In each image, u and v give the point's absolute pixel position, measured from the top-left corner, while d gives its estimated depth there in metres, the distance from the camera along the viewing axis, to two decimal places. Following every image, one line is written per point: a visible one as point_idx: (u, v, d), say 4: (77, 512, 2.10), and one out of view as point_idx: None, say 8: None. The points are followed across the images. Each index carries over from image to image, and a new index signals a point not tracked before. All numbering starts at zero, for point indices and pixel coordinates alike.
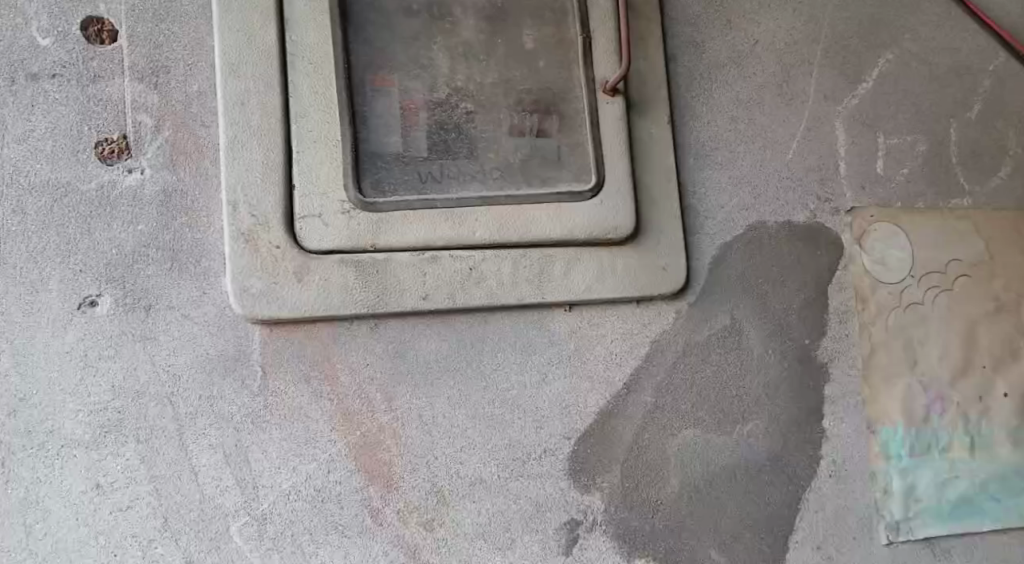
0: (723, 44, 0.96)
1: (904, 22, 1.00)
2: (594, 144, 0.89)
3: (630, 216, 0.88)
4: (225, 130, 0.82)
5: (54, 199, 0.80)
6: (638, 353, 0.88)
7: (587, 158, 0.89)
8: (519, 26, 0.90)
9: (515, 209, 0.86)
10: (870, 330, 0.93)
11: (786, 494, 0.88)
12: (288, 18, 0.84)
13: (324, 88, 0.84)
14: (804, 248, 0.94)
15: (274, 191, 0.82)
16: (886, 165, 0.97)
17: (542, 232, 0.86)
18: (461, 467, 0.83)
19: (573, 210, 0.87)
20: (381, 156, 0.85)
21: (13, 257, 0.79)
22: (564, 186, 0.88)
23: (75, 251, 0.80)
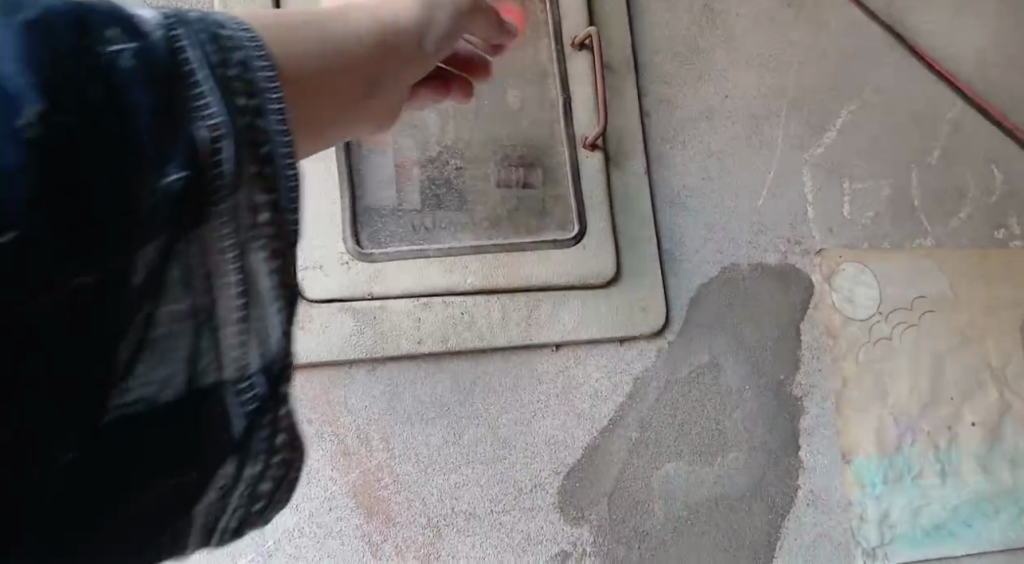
0: (695, 100, 1.03)
1: (865, 75, 1.06)
2: (576, 195, 0.96)
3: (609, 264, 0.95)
4: None
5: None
6: (622, 390, 0.93)
7: (570, 209, 0.96)
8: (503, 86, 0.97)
9: (503, 256, 0.93)
10: (842, 363, 0.97)
11: (767, 522, 0.92)
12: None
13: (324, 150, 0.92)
14: (776, 288, 0.99)
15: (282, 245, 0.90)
16: (853, 208, 1.02)
17: (528, 277, 0.93)
18: (456, 502, 0.88)
19: (556, 257, 0.94)
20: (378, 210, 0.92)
21: None
22: (548, 234, 0.95)
23: None
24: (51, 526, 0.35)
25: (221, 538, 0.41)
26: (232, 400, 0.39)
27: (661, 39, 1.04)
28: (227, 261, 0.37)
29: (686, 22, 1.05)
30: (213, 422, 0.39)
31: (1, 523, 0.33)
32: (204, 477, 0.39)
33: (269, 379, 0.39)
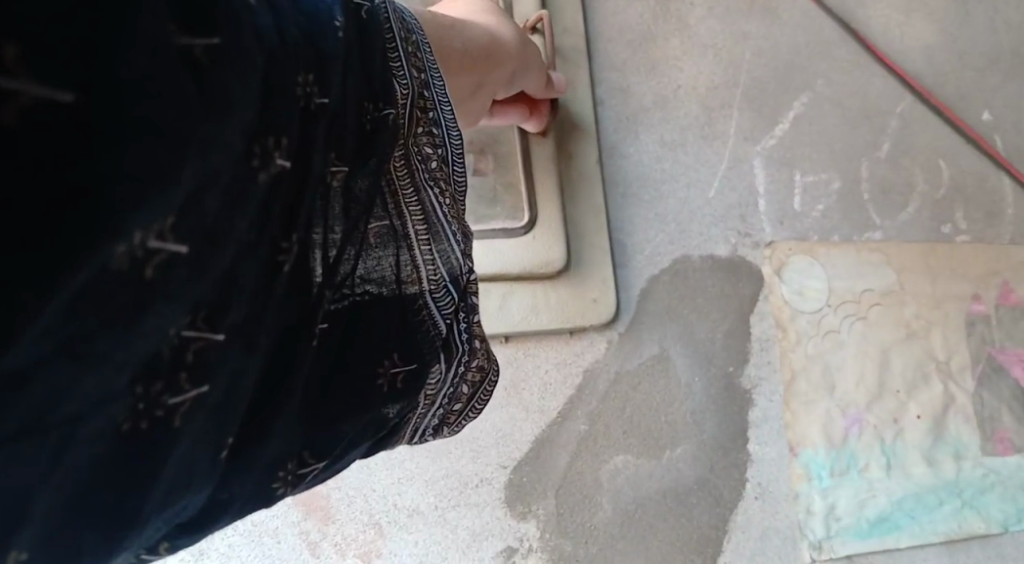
0: (648, 89, 1.02)
1: (817, 67, 1.05)
2: (526, 184, 0.95)
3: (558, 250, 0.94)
4: None
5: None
6: (571, 383, 0.92)
7: (521, 197, 0.96)
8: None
9: None
10: (790, 356, 0.97)
11: (713, 516, 0.91)
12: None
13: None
14: (726, 280, 0.98)
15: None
16: (803, 201, 1.02)
17: (477, 267, 0.93)
18: (399, 498, 0.87)
19: (505, 245, 0.94)
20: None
21: None
22: (498, 222, 0.95)
23: None
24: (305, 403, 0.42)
25: (414, 439, 0.54)
26: (435, 306, 0.49)
27: (614, 27, 1.04)
28: (447, 209, 0.51)
29: (640, 11, 1.05)
30: (424, 323, 0.48)
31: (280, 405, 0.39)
32: (419, 371, 0.48)
33: (460, 292, 0.51)
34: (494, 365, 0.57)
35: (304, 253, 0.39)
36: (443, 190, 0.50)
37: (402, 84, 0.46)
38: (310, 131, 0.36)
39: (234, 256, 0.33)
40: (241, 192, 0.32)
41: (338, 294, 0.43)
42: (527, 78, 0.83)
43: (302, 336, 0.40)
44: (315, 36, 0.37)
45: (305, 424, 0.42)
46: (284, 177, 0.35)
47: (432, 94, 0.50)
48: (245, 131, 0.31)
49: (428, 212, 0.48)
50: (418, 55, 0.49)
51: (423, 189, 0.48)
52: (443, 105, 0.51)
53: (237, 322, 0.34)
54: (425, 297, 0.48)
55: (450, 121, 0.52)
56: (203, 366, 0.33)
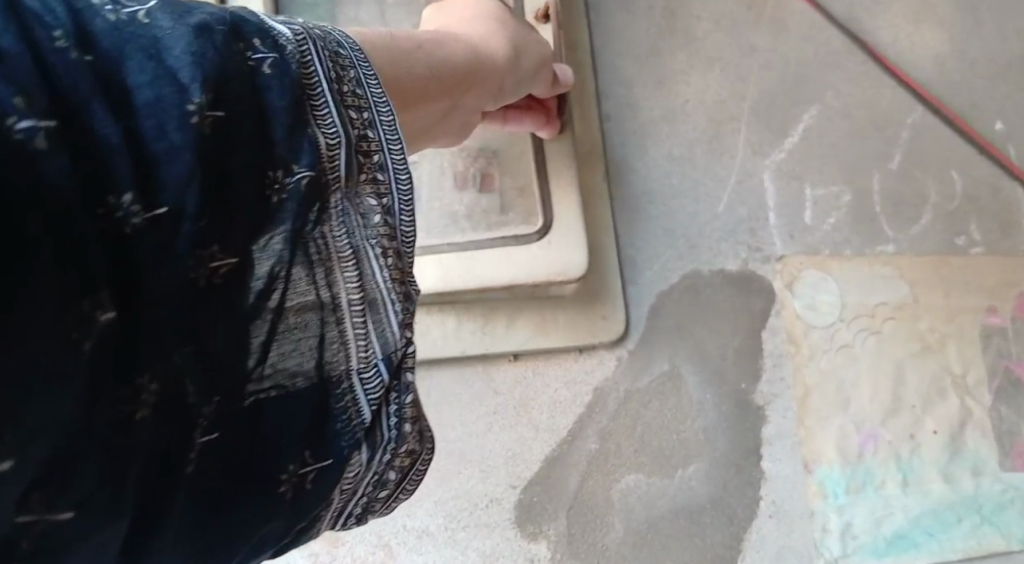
0: (656, 103, 1.02)
1: (826, 78, 1.05)
2: (540, 185, 0.94)
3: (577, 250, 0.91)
4: None
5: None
6: (581, 401, 0.91)
7: (534, 202, 0.94)
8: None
9: (468, 251, 0.90)
10: (804, 371, 0.96)
11: (727, 535, 0.90)
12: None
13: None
14: (737, 295, 0.97)
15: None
16: (814, 214, 1.01)
17: (495, 273, 0.89)
18: (409, 519, 0.86)
19: (524, 251, 0.90)
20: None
21: None
22: (516, 229, 0.92)
23: None
24: (190, 519, 0.40)
25: (342, 524, 0.52)
26: (360, 388, 0.46)
27: (621, 42, 1.03)
28: (384, 275, 0.47)
29: (647, 25, 1.04)
30: (345, 410, 0.46)
31: (152, 534, 0.39)
32: (331, 468, 0.46)
33: (392, 370, 0.48)
34: (429, 440, 0.53)
35: (178, 373, 0.37)
36: (387, 248, 0.47)
37: (326, 134, 0.43)
38: (163, 250, 0.35)
39: (60, 429, 0.33)
40: (61, 363, 0.32)
41: (243, 391, 0.41)
42: (525, 87, 0.83)
43: (176, 462, 0.38)
44: (165, 129, 0.36)
45: (193, 539, 0.41)
46: (123, 323, 0.34)
47: (372, 138, 0.47)
48: (50, 310, 0.31)
49: (361, 282, 0.45)
50: (352, 96, 0.47)
51: (357, 250, 0.45)
52: (388, 144, 0.49)
53: (88, 484, 0.34)
54: (349, 379, 0.46)
55: (394, 164, 0.49)
56: (52, 545, 0.34)
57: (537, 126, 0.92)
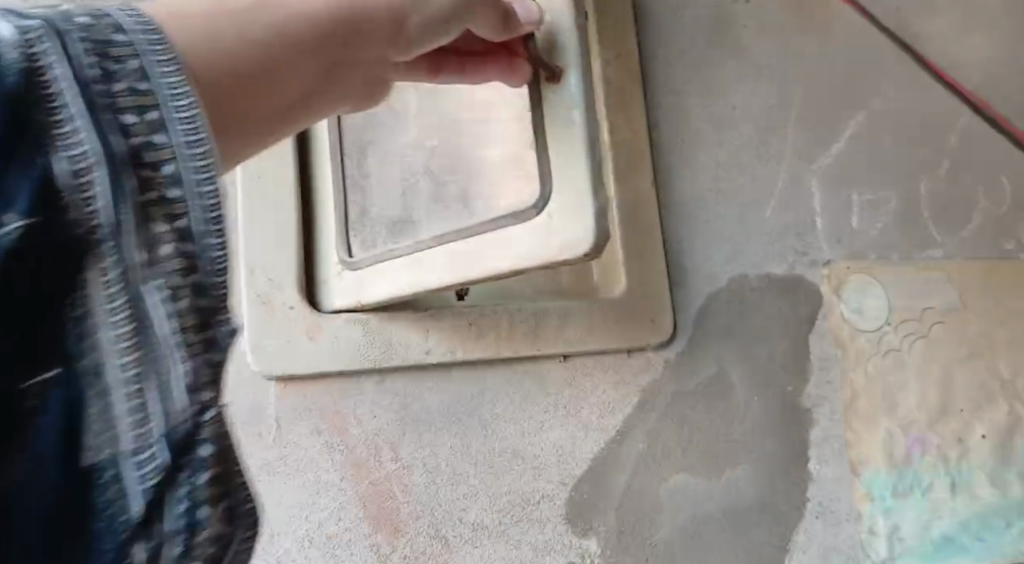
0: (703, 111, 1.04)
1: (873, 84, 1.06)
2: (539, 154, 0.69)
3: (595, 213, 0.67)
4: (248, 190, 0.89)
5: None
6: (630, 402, 0.92)
7: (530, 172, 0.71)
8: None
9: (469, 235, 0.73)
10: (851, 376, 0.97)
11: (774, 536, 0.91)
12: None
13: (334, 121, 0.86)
14: (784, 299, 0.99)
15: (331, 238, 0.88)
16: (861, 219, 1.02)
17: (496, 261, 0.71)
18: (463, 514, 0.86)
19: (519, 234, 0.70)
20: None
21: None
22: (513, 203, 0.72)
23: None
24: None
25: None
26: (124, 481, 0.34)
27: (668, 53, 1.05)
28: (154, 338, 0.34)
29: (693, 35, 1.06)
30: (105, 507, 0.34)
31: None
32: None
33: (173, 458, 0.35)
34: (257, 525, 0.38)
35: None
36: (181, 288, 0.35)
37: (68, 160, 0.32)
38: None
39: None
40: None
41: None
42: (452, 22, 0.61)
43: None
44: None
45: None
46: None
47: (164, 139, 0.34)
48: None
49: (130, 342, 0.34)
50: (113, 83, 0.33)
51: (119, 310, 0.34)
52: (184, 145, 0.35)
53: None
54: (114, 469, 0.34)
55: (199, 168, 0.35)
56: None
57: (499, 76, 0.70)
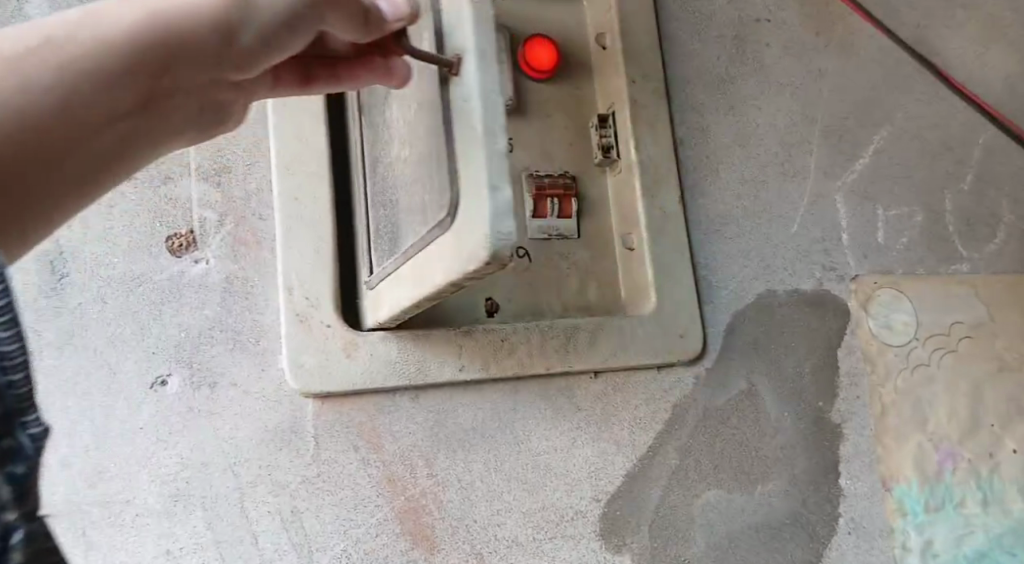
0: (727, 128, 1.02)
1: (896, 101, 1.08)
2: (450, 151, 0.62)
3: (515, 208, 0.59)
4: (282, 198, 0.82)
5: (53, 271, 0.76)
6: (660, 418, 0.91)
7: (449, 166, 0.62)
8: (544, 103, 0.99)
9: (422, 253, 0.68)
10: (881, 391, 0.98)
11: (807, 551, 0.92)
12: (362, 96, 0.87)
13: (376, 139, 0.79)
14: (813, 314, 0.99)
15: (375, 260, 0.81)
16: (887, 234, 1.04)
17: (434, 275, 0.65)
18: (499, 528, 0.83)
19: (445, 242, 0.63)
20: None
21: (47, 335, 0.74)
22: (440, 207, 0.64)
23: (133, 325, 0.76)
24: None
25: None
26: None
27: (693, 69, 1.03)
28: None
29: (717, 52, 1.04)
30: None
31: None
32: None
33: None
34: None
35: None
36: None
37: None
38: None
39: None
40: None
41: None
42: (287, 40, 0.56)
43: None
44: None
45: None
46: None
47: None
48: None
49: None
50: None
51: None
52: None
53: None
54: None
55: None
56: None
57: (379, 82, 0.68)
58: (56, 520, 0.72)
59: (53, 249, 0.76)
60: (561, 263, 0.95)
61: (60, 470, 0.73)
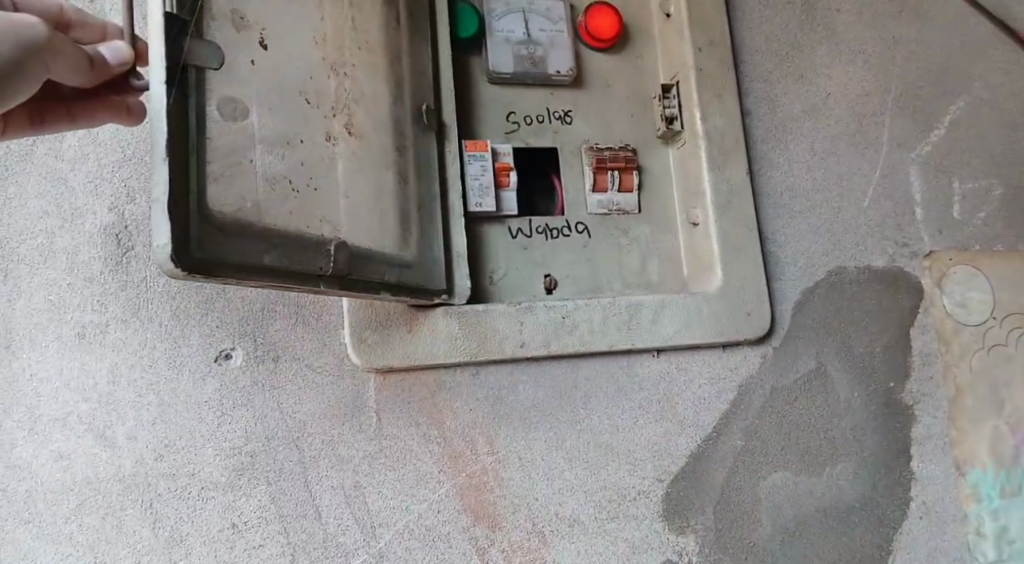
0: (796, 98, 0.98)
1: (974, 69, 1.03)
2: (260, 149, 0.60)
3: (183, 220, 0.54)
4: None
5: (118, 244, 0.76)
6: (726, 398, 0.89)
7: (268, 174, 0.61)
8: (603, 73, 0.96)
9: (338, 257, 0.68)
10: (955, 371, 0.95)
11: (876, 536, 0.89)
12: (427, 70, 0.85)
13: (384, 116, 0.75)
14: (885, 292, 0.96)
15: (410, 240, 0.77)
16: (963, 208, 1.00)
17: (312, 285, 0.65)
18: (562, 507, 0.82)
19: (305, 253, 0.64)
20: (471, 184, 0.88)
21: (115, 307, 0.75)
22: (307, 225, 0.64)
23: (198, 298, 0.76)
24: None
25: None
26: None
27: (760, 36, 0.99)
28: None
29: (786, 19, 1.00)
30: None
31: None
32: None
33: None
34: None
35: None
36: None
37: None
38: None
39: None
40: None
41: None
42: (25, 79, 0.55)
43: None
44: None
45: None
46: None
47: None
48: None
49: None
50: None
51: None
52: None
53: None
54: None
55: None
56: None
57: (115, 118, 0.68)
58: (126, 491, 0.72)
59: (118, 222, 0.76)
60: (621, 241, 0.93)
61: (128, 442, 0.73)
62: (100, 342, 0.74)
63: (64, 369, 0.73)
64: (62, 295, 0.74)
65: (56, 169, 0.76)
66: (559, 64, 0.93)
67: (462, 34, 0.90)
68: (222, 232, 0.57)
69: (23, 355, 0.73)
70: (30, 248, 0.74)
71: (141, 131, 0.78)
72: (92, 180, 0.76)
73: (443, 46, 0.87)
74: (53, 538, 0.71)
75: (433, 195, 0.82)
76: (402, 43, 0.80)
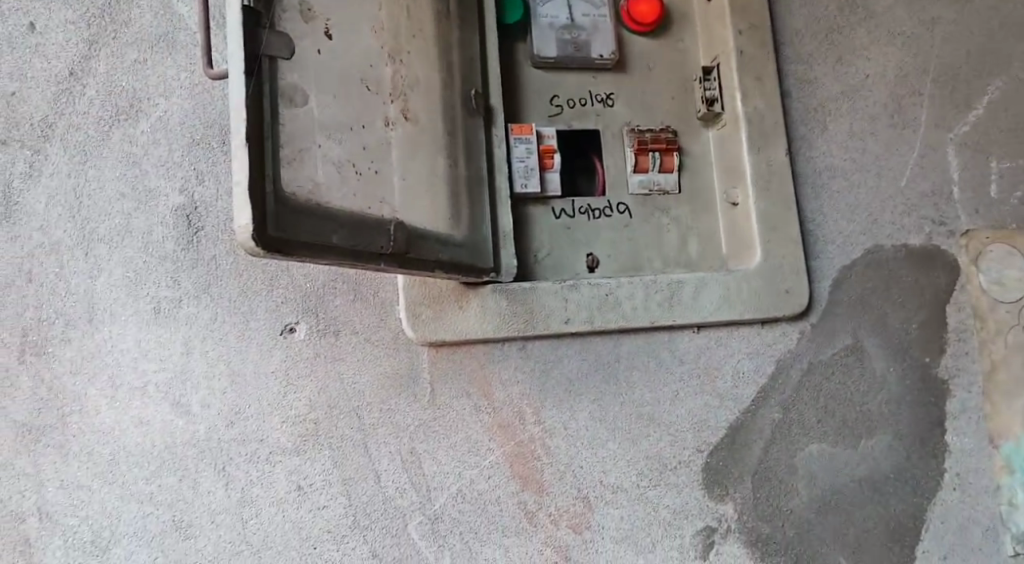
0: (835, 79, 1.00)
1: (1013, 50, 1.04)
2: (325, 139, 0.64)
3: (260, 201, 0.58)
4: None
5: (189, 224, 0.80)
6: (764, 372, 0.92)
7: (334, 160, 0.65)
8: (646, 56, 0.99)
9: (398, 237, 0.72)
10: (991, 347, 0.97)
11: (911, 505, 0.92)
12: (476, 56, 0.88)
13: (437, 102, 0.79)
14: (922, 270, 0.98)
15: (461, 220, 0.80)
16: (1000, 187, 1.01)
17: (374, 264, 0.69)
18: (606, 475, 0.86)
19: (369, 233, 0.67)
20: (517, 166, 0.91)
21: (187, 283, 0.79)
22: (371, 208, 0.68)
23: (262, 275, 0.81)
24: None
25: None
26: None
27: (800, 18, 1.00)
28: None
29: (826, 1, 1.01)
30: None
31: None
32: None
33: None
34: None
35: None
36: None
37: None
38: None
39: None
40: None
41: None
42: None
43: None
44: None
45: None
46: None
47: None
48: None
49: None
50: None
51: None
52: None
53: None
54: None
55: None
56: None
57: None
58: (200, 454, 0.78)
59: (189, 203, 0.81)
60: (662, 220, 0.96)
61: (202, 410, 0.78)
62: (175, 316, 0.79)
63: (142, 341, 0.78)
64: (139, 272, 0.79)
65: (131, 154, 0.80)
66: (601, 48, 0.96)
67: (508, 19, 0.94)
68: (295, 213, 0.61)
69: (104, 328, 0.78)
70: (109, 228, 0.79)
71: (208, 118, 0.82)
72: (164, 164, 0.81)
73: (492, 32, 0.90)
74: (135, 497, 0.76)
75: (483, 176, 0.85)
76: (454, 32, 0.84)
